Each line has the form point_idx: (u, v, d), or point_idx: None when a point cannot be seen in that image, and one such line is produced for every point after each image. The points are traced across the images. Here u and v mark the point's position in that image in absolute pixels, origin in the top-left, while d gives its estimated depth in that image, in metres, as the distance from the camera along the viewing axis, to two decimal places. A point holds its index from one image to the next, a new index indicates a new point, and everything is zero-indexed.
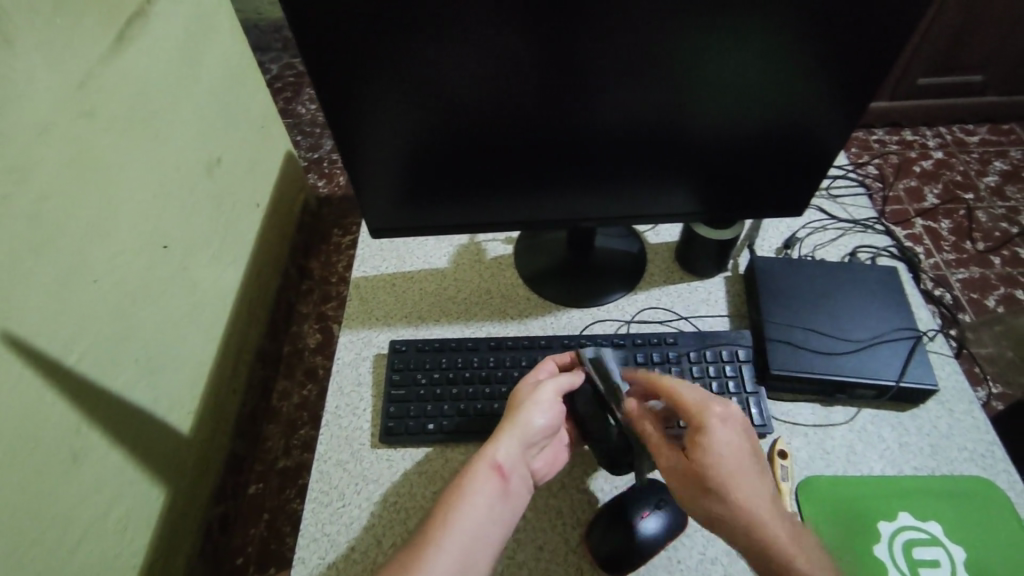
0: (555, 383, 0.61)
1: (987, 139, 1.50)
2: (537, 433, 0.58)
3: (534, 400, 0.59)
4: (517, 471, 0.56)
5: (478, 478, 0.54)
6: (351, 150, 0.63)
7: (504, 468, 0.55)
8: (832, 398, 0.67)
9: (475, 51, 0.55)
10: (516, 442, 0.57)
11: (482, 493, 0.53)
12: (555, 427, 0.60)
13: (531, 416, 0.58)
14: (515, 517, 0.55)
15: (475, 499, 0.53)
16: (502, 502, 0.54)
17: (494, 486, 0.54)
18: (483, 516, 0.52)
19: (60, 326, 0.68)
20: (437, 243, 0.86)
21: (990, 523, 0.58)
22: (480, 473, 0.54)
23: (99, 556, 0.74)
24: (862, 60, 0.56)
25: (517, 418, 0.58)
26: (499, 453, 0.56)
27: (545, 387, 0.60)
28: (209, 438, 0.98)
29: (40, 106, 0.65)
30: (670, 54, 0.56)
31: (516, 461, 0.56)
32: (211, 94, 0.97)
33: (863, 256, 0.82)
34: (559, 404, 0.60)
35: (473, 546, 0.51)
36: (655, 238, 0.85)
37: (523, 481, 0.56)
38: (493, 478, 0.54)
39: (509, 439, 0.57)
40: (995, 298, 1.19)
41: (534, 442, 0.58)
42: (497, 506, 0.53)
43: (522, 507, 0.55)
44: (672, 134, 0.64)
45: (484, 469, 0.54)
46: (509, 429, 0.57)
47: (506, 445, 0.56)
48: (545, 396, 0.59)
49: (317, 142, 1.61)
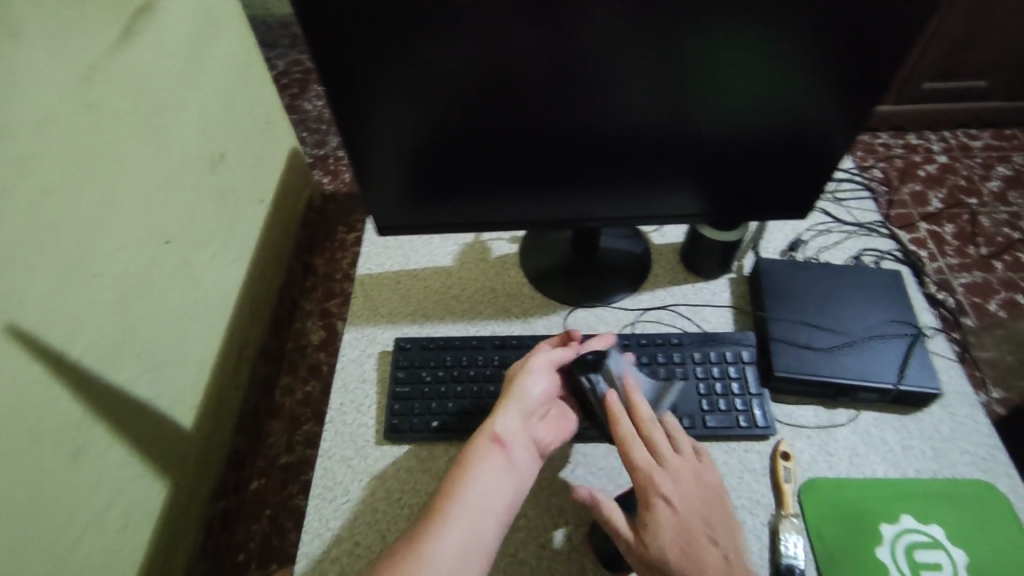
0: (546, 354, 0.64)
1: (991, 144, 1.50)
2: (534, 402, 0.60)
3: (525, 370, 0.61)
4: (518, 439, 0.57)
5: (480, 448, 0.55)
6: (358, 149, 0.63)
7: (504, 438, 0.56)
8: (835, 400, 0.68)
9: (483, 51, 0.55)
10: (514, 412, 0.58)
11: (485, 461, 0.54)
12: (551, 397, 0.62)
13: (525, 387, 0.60)
14: (524, 485, 0.55)
15: (479, 467, 0.54)
16: (506, 469, 0.54)
17: (495, 453, 0.55)
18: (488, 483, 0.53)
19: (63, 320, 0.68)
20: (442, 241, 0.86)
21: (993, 527, 0.58)
22: (480, 444, 0.56)
23: (100, 550, 0.74)
24: (866, 62, 0.56)
25: (513, 391, 0.60)
26: (498, 424, 0.57)
27: (535, 357, 0.63)
28: (210, 434, 0.98)
29: (43, 98, 0.65)
30: (676, 57, 0.56)
31: (517, 430, 0.57)
32: (216, 90, 0.98)
33: (867, 259, 0.82)
34: (551, 374, 0.63)
35: (480, 511, 0.51)
36: (660, 239, 0.85)
37: (527, 449, 0.57)
38: (494, 446, 0.55)
39: (507, 409, 0.59)
40: (998, 303, 1.20)
41: (533, 412, 0.60)
42: (502, 473, 0.54)
43: (529, 472, 0.55)
44: (678, 135, 0.64)
45: (484, 440, 0.56)
46: (505, 402, 0.59)
47: (505, 415, 0.58)
48: (536, 365, 0.62)
49: (322, 139, 1.61)
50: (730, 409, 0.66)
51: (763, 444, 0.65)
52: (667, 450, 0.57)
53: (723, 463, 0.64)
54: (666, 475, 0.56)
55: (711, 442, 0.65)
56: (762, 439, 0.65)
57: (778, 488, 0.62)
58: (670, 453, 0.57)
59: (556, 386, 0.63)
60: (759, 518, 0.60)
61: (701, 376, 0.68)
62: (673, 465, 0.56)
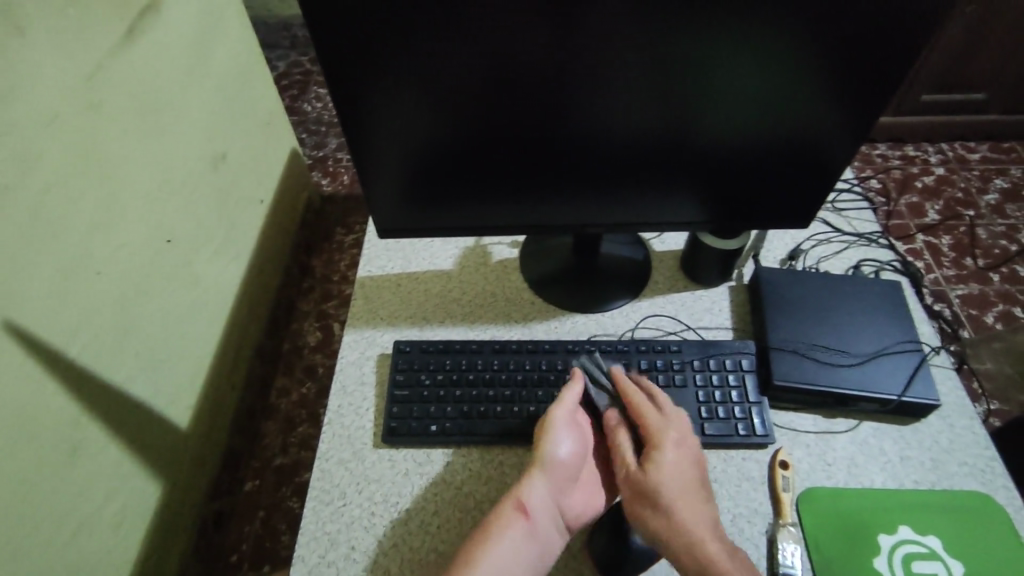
0: (567, 409, 0.60)
1: (989, 157, 1.51)
2: (563, 468, 0.56)
3: (551, 431, 0.58)
4: (545, 511, 0.54)
5: (506, 521, 0.52)
6: (359, 147, 0.63)
7: (531, 507, 0.53)
8: (834, 409, 0.68)
9: (486, 50, 0.55)
10: (543, 480, 0.55)
11: (508, 535, 0.51)
12: (580, 460, 0.58)
13: (553, 450, 0.57)
14: (542, 561, 0.53)
15: (501, 543, 0.51)
16: (528, 545, 0.52)
17: (520, 527, 0.52)
18: (511, 560, 0.50)
19: (62, 316, 0.67)
20: (443, 244, 0.85)
21: (992, 539, 0.58)
22: (506, 516, 0.52)
23: (93, 550, 0.73)
24: (870, 76, 0.57)
25: (541, 454, 0.57)
26: (526, 492, 0.54)
27: (558, 414, 0.59)
28: (205, 434, 0.97)
29: (49, 96, 0.65)
30: (681, 66, 0.57)
31: (545, 500, 0.54)
32: (218, 89, 0.97)
33: (866, 270, 0.82)
34: (578, 435, 0.59)
35: None
36: (661, 246, 0.85)
37: (553, 523, 0.54)
38: (520, 518, 0.52)
39: (536, 477, 0.55)
40: (994, 315, 1.21)
41: (564, 479, 0.56)
42: (526, 549, 0.52)
43: (552, 546, 0.53)
44: (678, 144, 0.64)
45: (510, 510, 0.53)
46: (536, 468, 0.56)
47: (533, 484, 0.54)
48: (561, 423, 0.59)
49: (322, 140, 1.61)
50: (728, 417, 0.66)
51: (762, 452, 0.65)
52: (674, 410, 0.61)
53: (721, 471, 0.64)
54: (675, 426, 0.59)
55: (711, 449, 0.65)
56: (760, 447, 0.65)
57: (776, 497, 0.61)
58: (677, 414, 0.60)
59: (584, 447, 0.59)
60: (757, 527, 0.60)
61: (700, 384, 0.68)
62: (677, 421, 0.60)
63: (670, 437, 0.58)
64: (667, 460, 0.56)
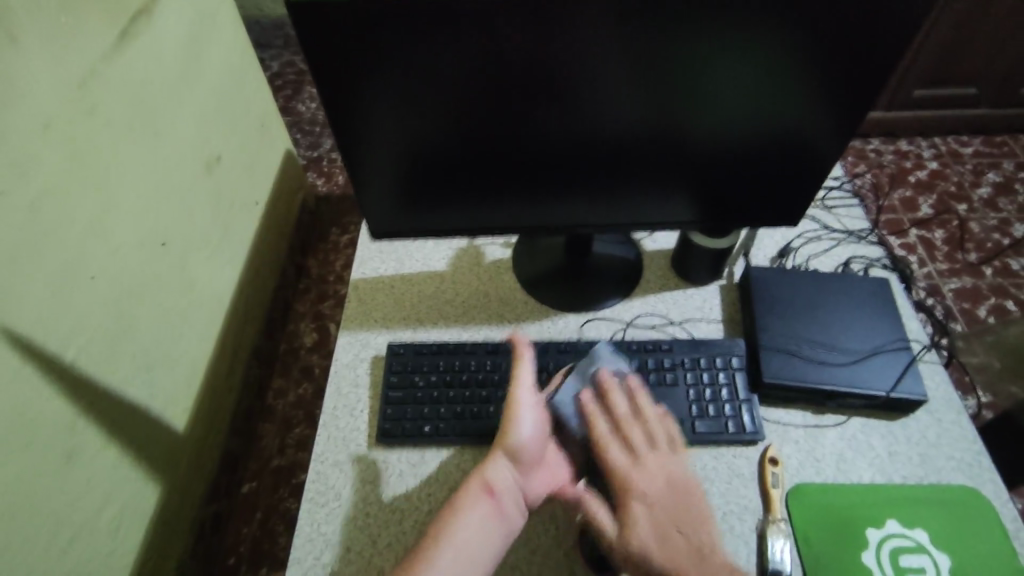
0: (529, 387, 0.62)
1: (982, 150, 1.52)
2: (527, 447, 0.58)
3: (514, 410, 0.60)
4: (508, 489, 0.57)
5: (469, 498, 0.55)
6: (350, 150, 0.63)
7: (495, 486, 0.56)
8: (823, 406, 0.68)
9: (475, 52, 0.55)
10: (506, 461, 0.58)
11: (472, 511, 0.55)
12: (544, 438, 0.60)
13: (516, 430, 0.59)
14: (507, 536, 0.56)
15: (465, 518, 0.54)
16: (492, 521, 0.55)
17: (483, 504, 0.55)
18: (473, 534, 0.54)
19: (57, 321, 0.68)
20: (436, 246, 0.86)
21: (977, 532, 0.59)
22: (471, 493, 0.56)
23: (93, 553, 0.74)
24: (856, 76, 0.58)
25: (504, 434, 0.59)
26: (490, 472, 0.57)
27: (520, 392, 0.61)
28: (203, 436, 0.98)
29: (41, 102, 0.65)
30: (669, 67, 0.57)
31: (507, 479, 0.57)
32: (211, 92, 0.98)
33: (856, 266, 0.83)
34: (541, 415, 0.61)
35: (463, 561, 0.52)
36: (652, 245, 0.85)
37: (516, 500, 0.57)
38: (484, 496, 0.56)
39: (499, 458, 0.58)
40: (987, 308, 1.22)
41: (529, 459, 0.59)
42: (489, 526, 0.55)
43: (515, 522, 0.56)
44: (668, 145, 0.65)
45: (475, 488, 0.56)
46: (499, 449, 0.58)
47: (496, 464, 0.58)
48: (523, 401, 0.60)
49: (317, 141, 1.61)
50: (719, 415, 0.67)
51: (752, 449, 0.66)
52: (645, 451, 0.61)
53: (711, 468, 0.64)
54: (644, 473, 0.59)
55: (702, 447, 0.66)
56: (750, 444, 0.66)
57: (766, 494, 0.62)
58: (647, 456, 0.61)
59: (546, 425, 0.61)
60: (746, 523, 0.61)
61: (691, 382, 0.69)
62: (647, 464, 0.60)
63: (641, 488, 0.58)
64: (639, 519, 0.56)
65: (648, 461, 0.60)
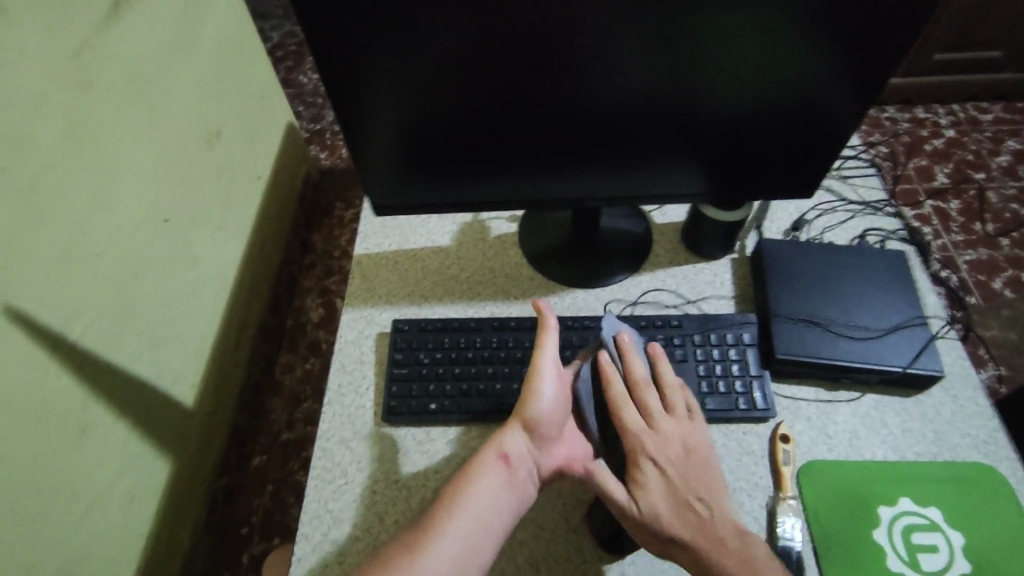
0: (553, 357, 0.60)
1: (1003, 117, 1.47)
2: (545, 421, 0.57)
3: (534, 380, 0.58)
4: (523, 460, 0.56)
5: (484, 466, 0.55)
6: (350, 122, 0.61)
7: (510, 457, 0.56)
8: (835, 382, 0.67)
9: (479, 15, 0.53)
10: (523, 432, 0.57)
11: (485, 479, 0.54)
12: (562, 411, 0.59)
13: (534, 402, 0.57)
14: (520, 508, 0.55)
15: (479, 486, 0.54)
16: (505, 490, 0.54)
17: (497, 472, 0.55)
18: (488, 502, 0.53)
19: (60, 301, 0.67)
20: (440, 220, 0.84)
21: (992, 510, 0.59)
22: (486, 461, 0.55)
23: (107, 527, 0.75)
24: (882, 39, 0.55)
25: (523, 406, 0.58)
26: (506, 442, 0.56)
27: (543, 362, 0.59)
28: (211, 412, 0.98)
29: (31, 77, 0.63)
30: (681, 31, 0.55)
31: (523, 449, 0.57)
32: (208, 63, 0.95)
33: (871, 239, 0.81)
34: (563, 391, 0.60)
35: (477, 531, 0.52)
36: (662, 218, 0.83)
37: (530, 472, 0.56)
38: (498, 464, 0.55)
39: (516, 428, 0.57)
40: (1002, 281, 1.19)
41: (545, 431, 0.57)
42: (502, 494, 0.54)
43: (529, 495, 0.55)
44: (679, 113, 0.62)
45: (490, 456, 0.56)
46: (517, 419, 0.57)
47: (512, 434, 0.57)
48: (545, 372, 0.59)
49: (319, 113, 1.58)
50: (729, 392, 0.66)
51: (762, 426, 0.65)
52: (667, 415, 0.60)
53: (721, 445, 0.64)
54: (663, 436, 0.58)
55: (712, 424, 0.65)
56: (760, 422, 0.65)
57: (776, 471, 0.62)
58: (671, 419, 0.60)
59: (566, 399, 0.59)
60: (757, 500, 0.60)
61: (701, 358, 0.68)
62: (669, 428, 0.59)
63: (657, 450, 0.57)
64: (653, 481, 0.56)
65: (669, 424, 0.59)
